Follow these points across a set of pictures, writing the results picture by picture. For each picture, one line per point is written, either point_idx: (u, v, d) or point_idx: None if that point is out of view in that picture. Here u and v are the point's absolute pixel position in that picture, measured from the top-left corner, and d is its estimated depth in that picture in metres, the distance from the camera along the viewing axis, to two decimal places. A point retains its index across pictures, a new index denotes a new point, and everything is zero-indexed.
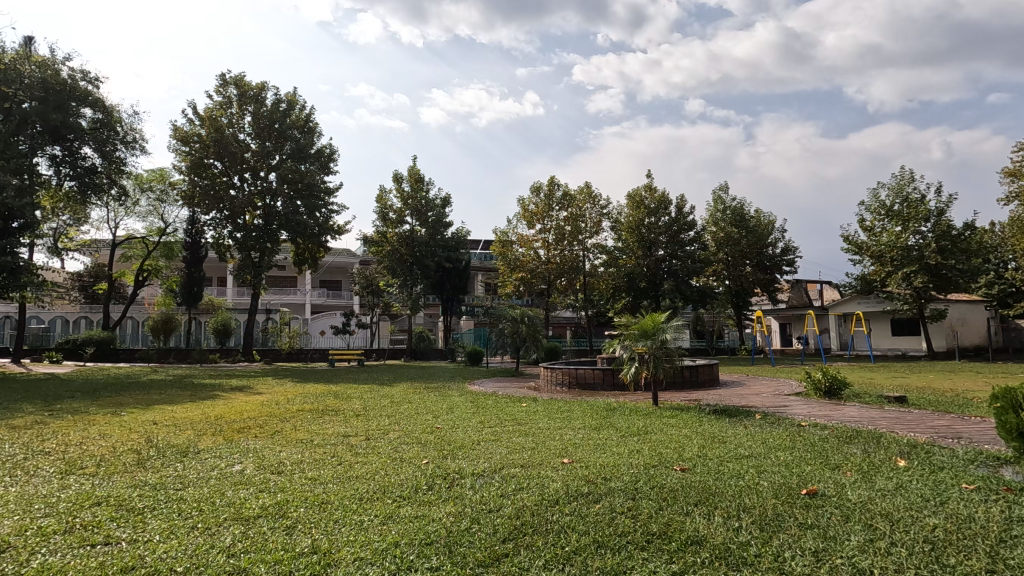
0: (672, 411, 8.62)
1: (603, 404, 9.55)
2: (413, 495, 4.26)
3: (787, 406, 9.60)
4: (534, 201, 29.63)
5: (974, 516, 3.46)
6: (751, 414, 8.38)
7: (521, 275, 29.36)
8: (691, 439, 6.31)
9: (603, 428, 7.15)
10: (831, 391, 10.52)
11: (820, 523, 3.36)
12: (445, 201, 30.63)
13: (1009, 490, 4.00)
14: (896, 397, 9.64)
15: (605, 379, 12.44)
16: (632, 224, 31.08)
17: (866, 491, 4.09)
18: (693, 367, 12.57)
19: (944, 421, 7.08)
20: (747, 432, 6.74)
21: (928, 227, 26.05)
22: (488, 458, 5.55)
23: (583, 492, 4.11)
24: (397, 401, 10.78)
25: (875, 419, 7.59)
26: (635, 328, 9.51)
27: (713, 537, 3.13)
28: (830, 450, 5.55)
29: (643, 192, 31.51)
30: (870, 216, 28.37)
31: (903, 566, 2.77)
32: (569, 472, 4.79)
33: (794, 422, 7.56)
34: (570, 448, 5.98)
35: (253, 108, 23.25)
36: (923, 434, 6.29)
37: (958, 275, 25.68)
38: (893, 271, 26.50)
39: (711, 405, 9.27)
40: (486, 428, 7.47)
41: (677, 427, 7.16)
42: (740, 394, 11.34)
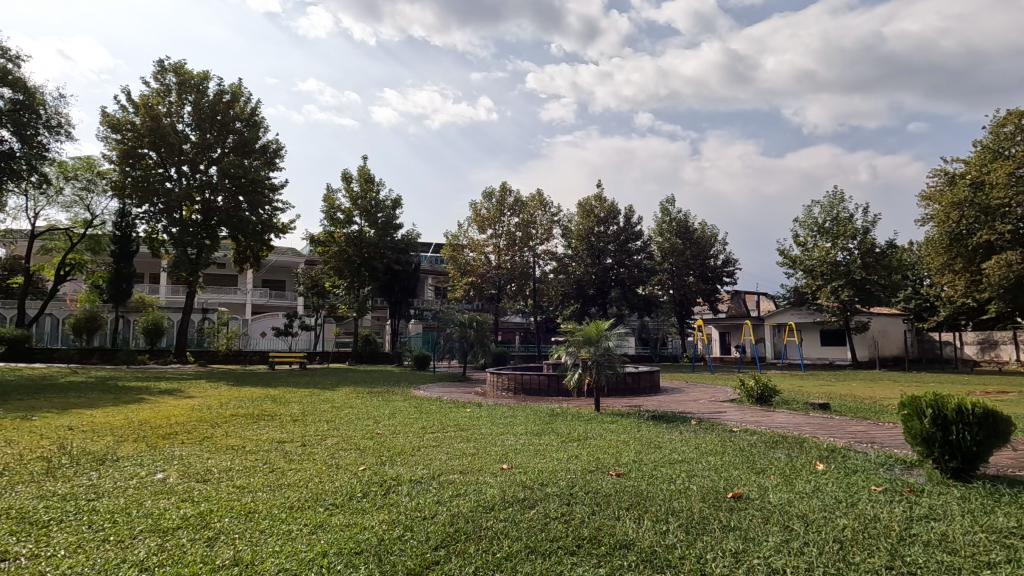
0: (613, 417, 8.82)
1: (546, 410, 9.65)
2: (345, 503, 4.16)
3: (721, 412, 9.98)
4: (485, 206, 29.72)
5: (878, 516, 3.71)
6: (687, 420, 8.68)
7: (471, 280, 29.28)
8: (628, 444, 6.49)
9: (544, 434, 7.24)
10: (763, 397, 11.04)
11: (742, 525, 3.52)
12: (397, 202, 30.23)
13: (911, 491, 4.33)
14: (821, 404, 10.21)
15: (551, 385, 12.58)
16: (582, 232, 31.68)
17: (786, 493, 4.31)
18: (636, 374, 12.90)
19: (861, 427, 7.58)
20: (683, 437, 7.00)
21: (854, 244, 27.79)
22: (428, 464, 5.49)
23: (521, 498, 4.14)
24: (337, 406, 10.54)
25: (801, 425, 8.03)
26: (580, 334, 9.68)
27: (641, 540, 3.23)
28: (757, 455, 5.83)
29: (593, 201, 32.17)
30: (804, 231, 29.97)
31: (812, 565, 2.93)
32: (509, 478, 4.82)
33: (727, 427, 7.90)
34: (511, 454, 6.01)
35: (193, 97, 22.23)
36: (842, 439, 6.71)
37: (881, 289, 27.52)
38: (823, 285, 28.14)
39: (650, 411, 9.54)
40: (428, 434, 7.38)
41: (615, 432, 7.33)
42: (679, 400, 11.75)
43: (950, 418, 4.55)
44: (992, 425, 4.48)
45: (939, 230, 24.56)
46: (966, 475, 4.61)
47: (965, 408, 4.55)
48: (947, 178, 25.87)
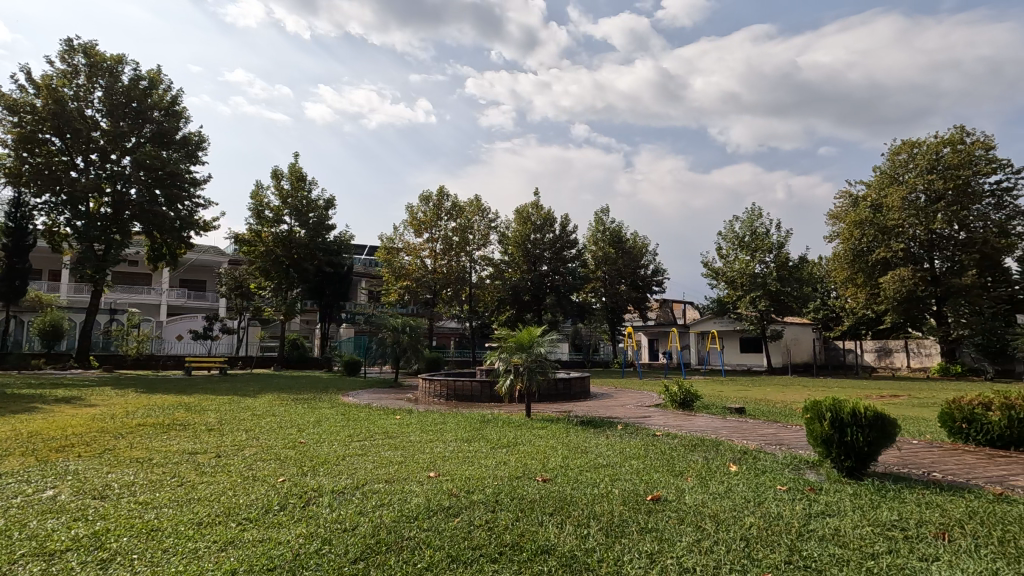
0: (543, 423, 8.94)
1: (478, 416, 9.61)
2: (260, 517, 3.97)
3: (647, 417, 10.31)
4: (422, 209, 29.41)
5: (781, 514, 3.97)
6: (613, 424, 8.94)
7: (406, 284, 28.79)
8: (556, 449, 6.58)
9: (474, 441, 7.22)
10: (685, 402, 11.53)
11: (658, 526, 3.65)
12: (330, 202, 29.30)
13: (811, 489, 4.66)
14: (738, 408, 10.80)
15: (483, 392, 12.57)
16: (519, 239, 32.05)
17: (700, 494, 4.53)
18: (567, 380, 13.13)
19: (772, 429, 8.10)
20: (609, 442, 7.20)
21: (771, 258, 29.71)
22: (352, 474, 5.32)
23: (445, 506, 4.10)
24: (259, 414, 9.99)
25: (719, 428, 8.47)
26: (512, 340, 9.75)
27: (562, 545, 3.28)
28: (676, 458, 6.09)
29: (530, 209, 32.63)
30: (726, 244, 31.71)
31: (720, 562, 3.09)
32: (435, 486, 4.77)
33: (651, 431, 8.19)
34: (438, 461, 5.95)
35: (105, 81, 20.62)
36: (754, 441, 7.13)
37: (793, 300, 29.54)
38: (743, 295, 29.87)
39: (579, 417, 9.74)
40: (354, 443, 7.17)
41: (544, 438, 7.43)
42: (607, 405, 12.05)
43: (846, 421, 4.93)
44: (881, 427, 4.91)
45: (843, 247, 26.75)
46: (859, 472, 5.04)
47: (858, 411, 4.95)
48: (851, 199, 28.25)
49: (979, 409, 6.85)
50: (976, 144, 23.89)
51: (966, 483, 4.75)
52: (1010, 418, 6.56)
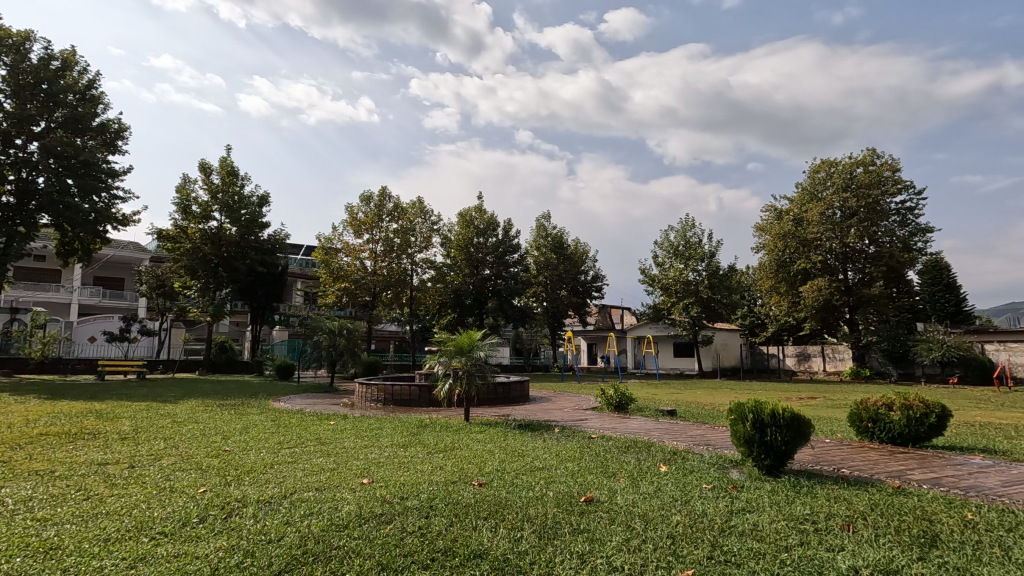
0: (481, 427, 8.92)
1: (415, 421, 9.47)
2: (177, 531, 3.73)
3: (584, 420, 10.50)
4: (363, 209, 28.76)
5: (705, 511, 4.15)
6: (551, 428, 9.06)
7: (345, 285, 28.01)
8: (493, 453, 6.58)
9: (410, 446, 7.11)
10: (621, 405, 11.84)
11: (589, 527, 3.73)
12: (264, 199, 28.09)
13: (734, 487, 4.90)
14: (670, 410, 11.20)
15: (421, 396, 12.40)
16: (461, 242, 31.95)
17: (631, 495, 4.66)
18: (506, 385, 13.19)
19: (699, 430, 8.47)
20: (545, 445, 7.28)
21: (703, 267, 31.09)
22: (279, 483, 5.10)
23: (377, 513, 4.01)
24: (180, 422, 9.41)
25: (651, 430, 8.76)
26: (452, 343, 9.68)
27: (494, 549, 3.28)
28: (610, 459, 6.24)
29: (474, 213, 32.61)
30: (662, 253, 32.88)
31: (646, 560, 3.19)
32: (367, 493, 4.66)
33: (586, 434, 8.35)
34: (372, 467, 5.82)
35: (9, 59, 18.87)
36: (683, 442, 7.44)
37: (723, 307, 31.01)
38: (677, 301, 31.10)
39: (517, 420, 9.80)
40: (283, 450, 6.88)
41: (482, 442, 7.42)
42: (546, 409, 12.18)
43: (765, 422, 5.22)
44: (797, 427, 5.24)
45: (768, 257, 28.38)
46: (776, 470, 5.35)
47: (777, 412, 5.26)
48: (776, 213, 30.07)
49: (882, 409, 7.45)
50: (885, 166, 26.02)
51: (871, 478, 5.14)
52: (908, 417, 7.17)
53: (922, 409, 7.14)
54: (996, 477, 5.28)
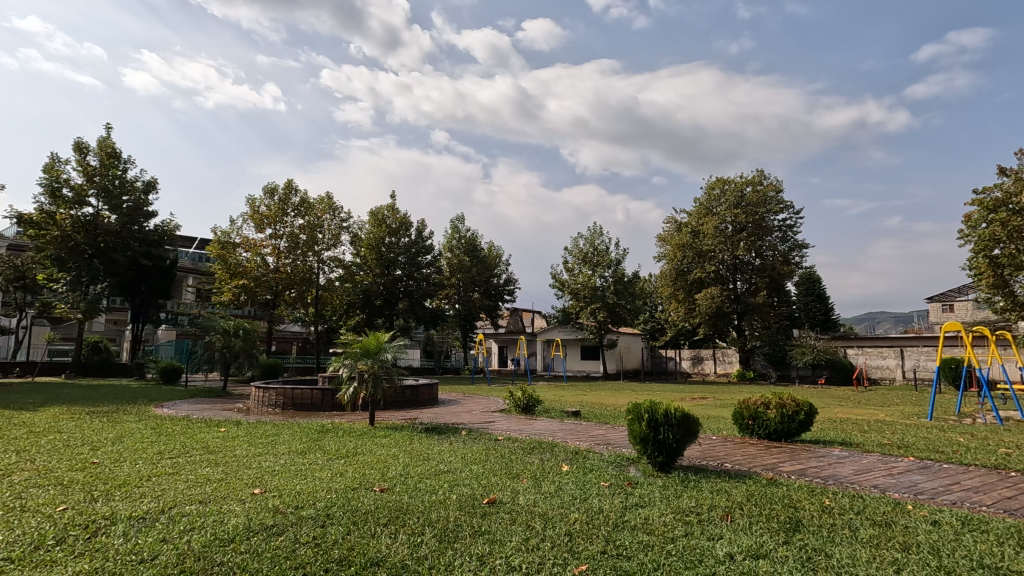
0: (386, 431, 8.70)
1: (316, 426, 9.04)
2: (26, 556, 3.29)
3: (491, 422, 10.56)
4: (265, 202, 27.12)
5: (601, 508, 4.32)
6: (457, 431, 9.02)
7: (243, 283, 26.22)
8: (397, 458, 6.44)
9: (309, 453, 6.80)
10: (528, 407, 12.06)
11: (490, 528, 3.76)
12: (151, 185, 25.63)
13: (629, 483, 5.16)
14: (575, 411, 11.54)
15: (324, 401, 11.87)
16: (372, 241, 31.04)
17: (532, 495, 4.75)
18: (414, 388, 12.98)
19: (600, 430, 8.84)
20: (451, 448, 7.25)
21: (609, 273, 32.48)
22: (157, 497, 4.66)
23: (268, 525, 3.78)
24: (38, 432, 8.32)
25: (555, 431, 8.98)
26: (358, 346, 9.38)
27: (393, 556, 3.22)
28: (515, 460, 6.33)
29: (386, 211, 31.81)
30: (572, 259, 33.86)
31: (543, 558, 3.27)
32: (258, 504, 4.39)
33: (492, 437, 8.41)
34: (266, 476, 5.49)
35: None
36: (585, 442, 7.72)
37: (627, 313, 32.53)
38: (584, 306, 32.24)
39: (424, 424, 9.66)
40: (164, 461, 6.30)
41: (385, 446, 7.24)
42: (454, 412, 12.12)
43: (659, 420, 5.56)
44: (687, 425, 5.62)
45: (669, 266, 30.19)
46: (667, 466, 5.70)
47: (669, 412, 5.61)
48: (676, 225, 32.06)
49: (760, 407, 8.17)
50: (770, 186, 28.60)
51: (748, 471, 5.63)
52: (781, 414, 7.92)
53: (793, 407, 7.92)
54: (850, 467, 5.97)
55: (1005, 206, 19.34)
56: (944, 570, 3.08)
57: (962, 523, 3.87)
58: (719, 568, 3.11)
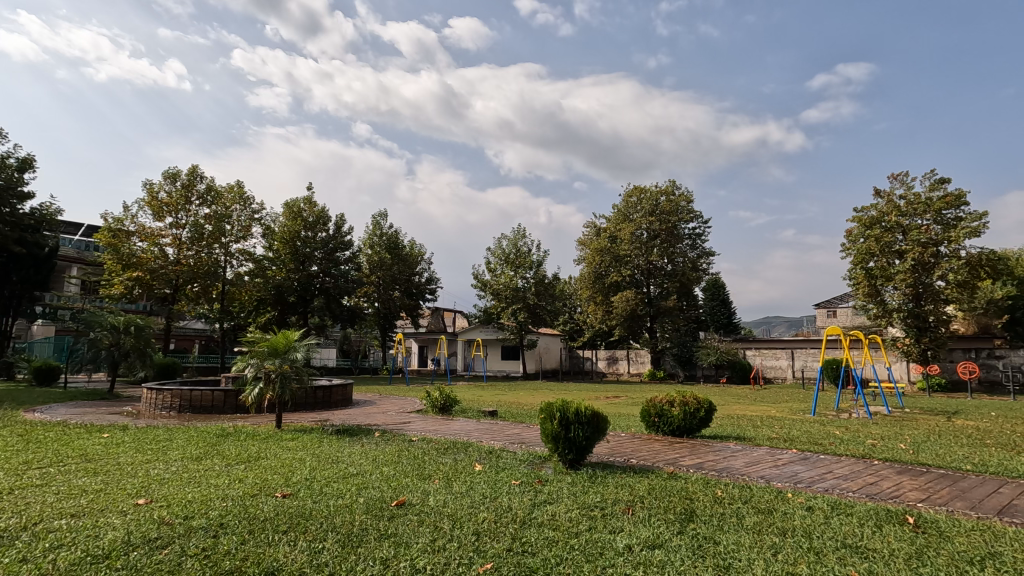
0: (293, 434, 8.30)
1: (216, 430, 8.47)
2: None
3: (406, 423, 10.39)
4: (165, 188, 25.04)
5: (510, 506, 4.38)
6: (371, 432, 8.79)
7: (137, 275, 24.03)
8: (303, 462, 6.17)
9: (205, 458, 6.35)
10: (445, 407, 11.97)
11: (396, 531, 3.70)
12: (28, 162, 22.90)
13: (539, 482, 5.26)
14: (491, 411, 11.59)
15: (226, 402, 11.15)
16: (287, 235, 29.43)
17: (442, 496, 4.71)
18: (327, 388, 12.51)
19: (515, 430, 8.94)
20: (362, 450, 7.07)
21: (531, 274, 32.99)
22: (19, 512, 4.15)
23: (150, 538, 3.48)
24: None
25: (471, 431, 8.98)
26: (265, 344, 8.84)
27: (290, 564, 3.08)
28: (428, 461, 6.27)
29: (302, 204, 30.44)
30: (494, 259, 34.00)
31: (449, 559, 3.25)
32: (142, 515, 4.03)
33: (407, 437, 8.27)
34: (154, 485, 5.06)
35: None
36: (499, 442, 7.79)
37: (547, 314, 33.16)
38: (506, 306, 32.56)
39: (335, 426, 9.31)
40: (31, 471, 5.63)
41: (293, 450, 6.92)
42: (368, 413, 11.83)
43: (570, 419, 5.71)
44: (595, 424, 5.82)
45: (588, 269, 31.12)
46: (577, 463, 5.87)
47: (579, 411, 5.77)
48: (595, 230, 33.12)
49: (665, 405, 8.62)
50: (683, 197, 30.26)
51: (651, 466, 5.92)
52: (684, 411, 8.41)
53: (694, 404, 8.44)
54: (742, 459, 6.44)
55: (879, 223, 21.60)
56: (814, 551, 3.38)
57: (830, 507, 4.30)
58: (618, 560, 3.23)
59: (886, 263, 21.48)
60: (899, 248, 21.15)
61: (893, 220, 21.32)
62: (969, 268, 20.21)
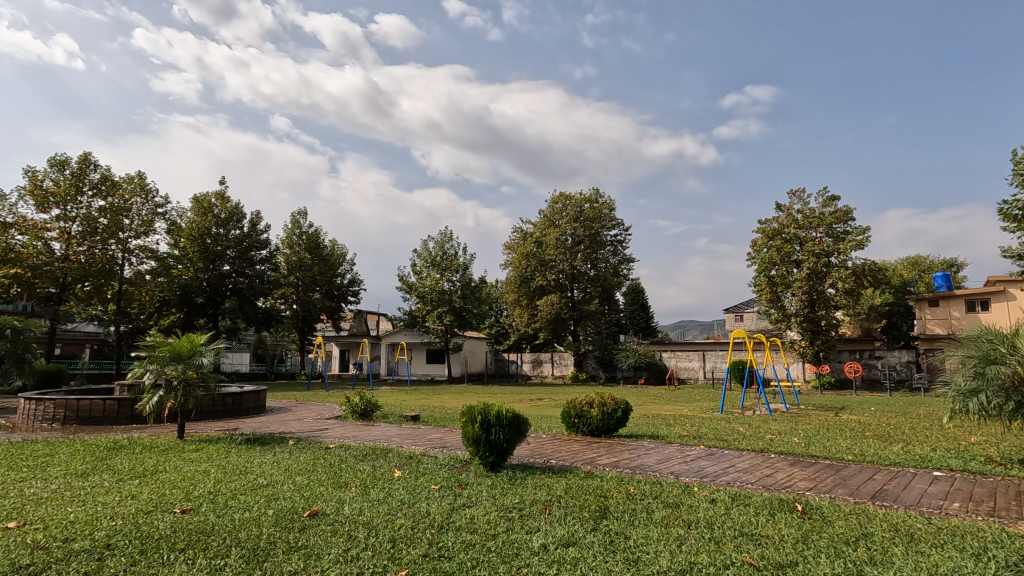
0: (197, 444, 7.74)
1: (106, 443, 7.72)
2: None
3: (324, 430, 9.98)
4: (53, 176, 22.64)
5: (428, 511, 4.34)
6: (284, 440, 8.38)
7: (15, 272, 21.33)
8: (208, 474, 5.77)
9: (92, 474, 5.78)
10: (366, 413, 11.63)
11: (307, 542, 3.55)
12: None
13: (458, 485, 5.24)
14: (413, 416, 11.39)
15: (121, 412, 10.23)
16: (195, 231, 27.39)
17: (358, 503, 4.58)
18: (237, 395, 11.79)
19: (437, 434, 8.84)
20: (275, 459, 6.73)
21: (457, 277, 32.82)
22: None
23: (21, 565, 3.13)
24: None
25: (393, 436, 8.79)
26: (166, 349, 8.19)
27: None
28: (344, 469, 6.08)
29: (213, 199, 28.56)
30: (420, 262, 33.50)
31: (363, 568, 3.17)
32: (11, 541, 3.60)
33: (324, 445, 7.96)
34: (27, 506, 4.52)
35: None
36: (421, 446, 7.68)
37: (473, 317, 33.11)
38: (431, 309, 32.16)
39: (245, 435, 8.78)
40: None
41: (196, 462, 6.46)
42: (283, 420, 11.27)
43: (490, 422, 5.75)
44: (515, 426, 5.89)
45: (513, 273, 31.42)
46: (497, 466, 5.90)
47: (500, 413, 5.82)
48: (521, 234, 33.53)
49: (585, 406, 8.88)
50: (605, 205, 31.32)
51: (570, 466, 6.07)
52: (603, 412, 8.69)
53: (613, 405, 8.75)
54: (654, 456, 6.76)
55: (780, 235, 23.43)
56: (714, 540, 3.61)
57: (731, 499, 4.60)
58: (532, 559, 3.29)
59: (786, 272, 23.34)
60: (797, 258, 23.04)
61: (792, 232, 23.19)
62: (855, 277, 22.35)
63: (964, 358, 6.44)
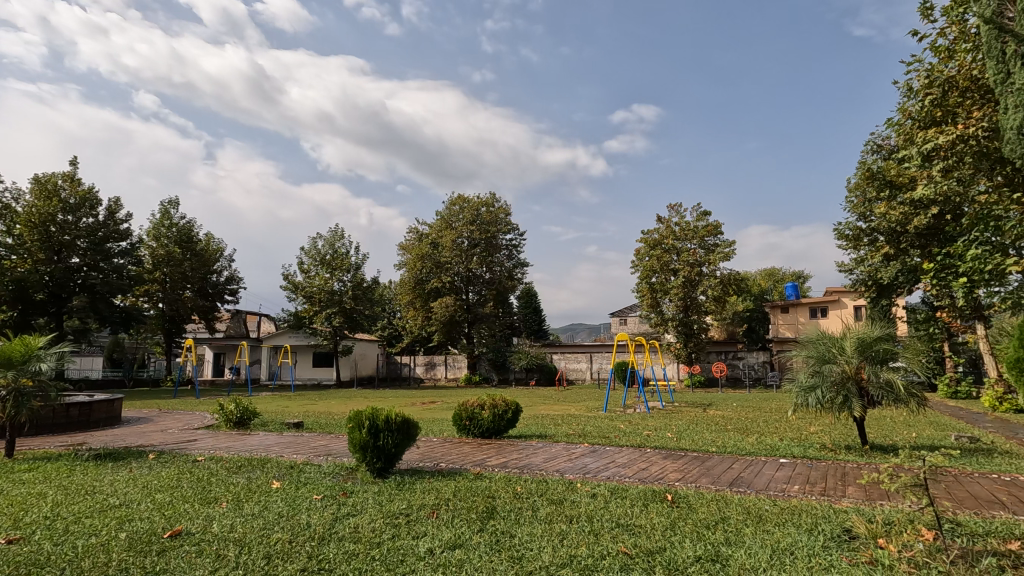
0: (31, 463, 6.71)
1: None
2: None
3: (191, 441, 9.10)
4: None
5: (308, 522, 4.12)
6: (142, 454, 7.53)
7: None
8: (44, 497, 5.03)
9: None
10: (241, 421, 10.80)
11: (165, 566, 3.22)
12: None
13: (343, 494, 5.05)
14: (296, 423, 10.76)
15: None
16: (35, 217, 23.78)
17: (228, 519, 4.25)
18: (86, 404, 10.41)
19: (321, 441, 8.42)
20: (130, 475, 6.02)
21: (348, 277, 31.54)
22: None
23: None
24: None
25: (271, 446, 8.24)
26: None
27: None
28: (214, 483, 5.59)
29: (60, 181, 24.99)
30: (308, 260, 31.77)
31: None
32: None
33: (190, 457, 7.27)
34: None
35: None
36: (303, 455, 7.28)
37: (364, 319, 32.00)
38: (319, 310, 30.61)
39: (93, 450, 7.76)
40: None
41: (29, 484, 5.59)
42: (142, 432, 10.13)
43: (379, 427, 5.60)
44: (405, 430, 5.79)
45: (408, 274, 30.85)
46: (385, 472, 5.74)
47: (389, 418, 5.68)
48: (417, 235, 33.02)
49: (476, 408, 8.94)
50: (502, 209, 31.80)
51: (459, 468, 6.09)
52: (493, 414, 8.81)
53: (503, 406, 8.90)
54: (541, 455, 6.99)
55: (659, 245, 25.29)
56: (593, 532, 3.81)
57: (609, 492, 4.89)
58: (418, 565, 3.26)
59: (665, 279, 25.19)
60: (674, 267, 24.98)
61: (670, 243, 25.12)
62: (722, 285, 24.70)
63: (806, 357, 7.38)
